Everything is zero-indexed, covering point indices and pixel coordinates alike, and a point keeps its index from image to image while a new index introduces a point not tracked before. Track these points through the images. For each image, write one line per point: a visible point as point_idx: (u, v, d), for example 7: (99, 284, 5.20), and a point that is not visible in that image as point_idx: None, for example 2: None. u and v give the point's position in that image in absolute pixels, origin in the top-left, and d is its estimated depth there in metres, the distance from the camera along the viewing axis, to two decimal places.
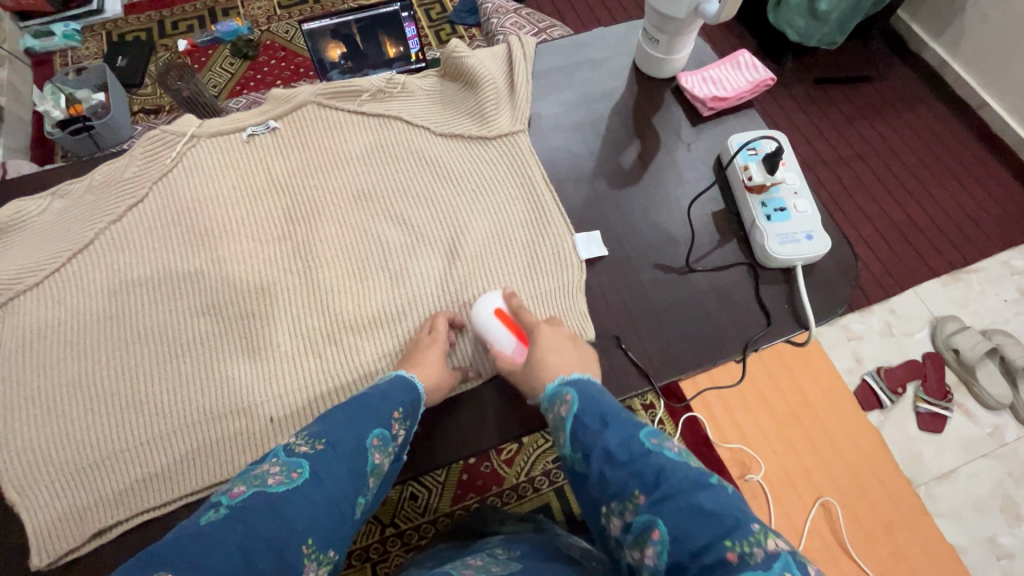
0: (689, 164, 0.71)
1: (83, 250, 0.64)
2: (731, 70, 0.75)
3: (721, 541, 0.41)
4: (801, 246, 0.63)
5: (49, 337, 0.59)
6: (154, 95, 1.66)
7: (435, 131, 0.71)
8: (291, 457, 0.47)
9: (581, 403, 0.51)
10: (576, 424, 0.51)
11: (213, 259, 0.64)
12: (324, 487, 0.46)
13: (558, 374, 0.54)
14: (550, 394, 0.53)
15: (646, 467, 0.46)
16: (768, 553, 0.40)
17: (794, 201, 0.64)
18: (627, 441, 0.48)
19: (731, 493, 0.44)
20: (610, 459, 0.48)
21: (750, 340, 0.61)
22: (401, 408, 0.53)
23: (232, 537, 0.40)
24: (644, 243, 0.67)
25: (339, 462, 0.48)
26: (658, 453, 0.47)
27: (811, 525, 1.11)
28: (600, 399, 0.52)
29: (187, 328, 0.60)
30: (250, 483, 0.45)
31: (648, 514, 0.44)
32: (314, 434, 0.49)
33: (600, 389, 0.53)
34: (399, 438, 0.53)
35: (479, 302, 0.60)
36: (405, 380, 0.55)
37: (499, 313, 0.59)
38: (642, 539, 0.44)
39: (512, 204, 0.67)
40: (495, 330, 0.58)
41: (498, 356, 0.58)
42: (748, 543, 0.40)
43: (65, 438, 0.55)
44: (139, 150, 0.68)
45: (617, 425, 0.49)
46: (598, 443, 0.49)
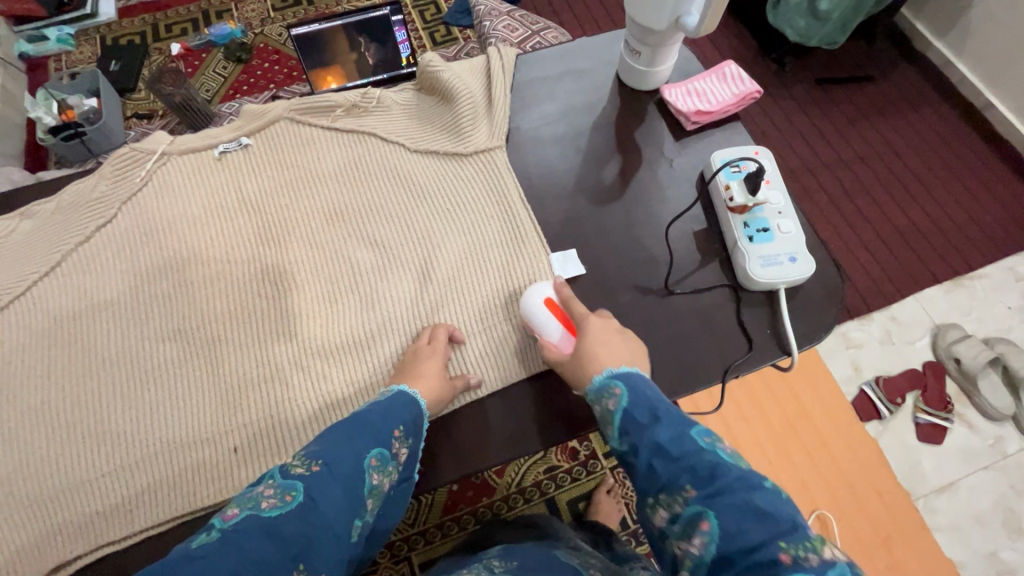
0: (672, 181, 0.69)
1: (49, 273, 0.62)
2: (716, 81, 0.73)
3: (774, 540, 0.39)
4: (784, 269, 0.60)
5: (14, 364, 0.58)
6: (147, 99, 1.65)
7: (410, 147, 0.70)
8: (286, 478, 0.46)
9: (631, 398, 0.50)
10: (627, 416, 0.49)
11: (181, 281, 0.62)
12: (318, 509, 0.44)
13: (607, 366, 0.53)
14: (600, 383, 0.52)
15: (701, 462, 0.44)
16: (824, 560, 0.38)
17: (777, 221, 0.62)
18: (679, 437, 0.47)
19: (782, 498, 0.43)
20: (661, 452, 0.46)
21: (733, 364, 0.60)
22: (403, 426, 0.52)
23: (223, 562, 0.39)
24: (622, 264, 0.64)
25: (336, 481, 0.46)
26: (710, 451, 0.45)
27: None
28: (650, 393, 0.51)
29: (152, 353, 0.59)
30: (244, 506, 0.44)
31: (699, 505, 0.43)
32: (311, 455, 0.47)
33: (650, 384, 0.52)
34: (400, 457, 0.52)
35: (529, 290, 0.59)
36: (406, 396, 0.53)
37: (549, 303, 0.58)
38: (689, 529, 0.43)
39: (486, 224, 0.65)
40: (542, 319, 0.57)
41: (545, 347, 0.57)
42: (800, 547, 0.39)
43: (25, 468, 0.54)
44: (108, 169, 0.67)
45: (669, 420, 0.48)
46: (648, 438, 0.47)
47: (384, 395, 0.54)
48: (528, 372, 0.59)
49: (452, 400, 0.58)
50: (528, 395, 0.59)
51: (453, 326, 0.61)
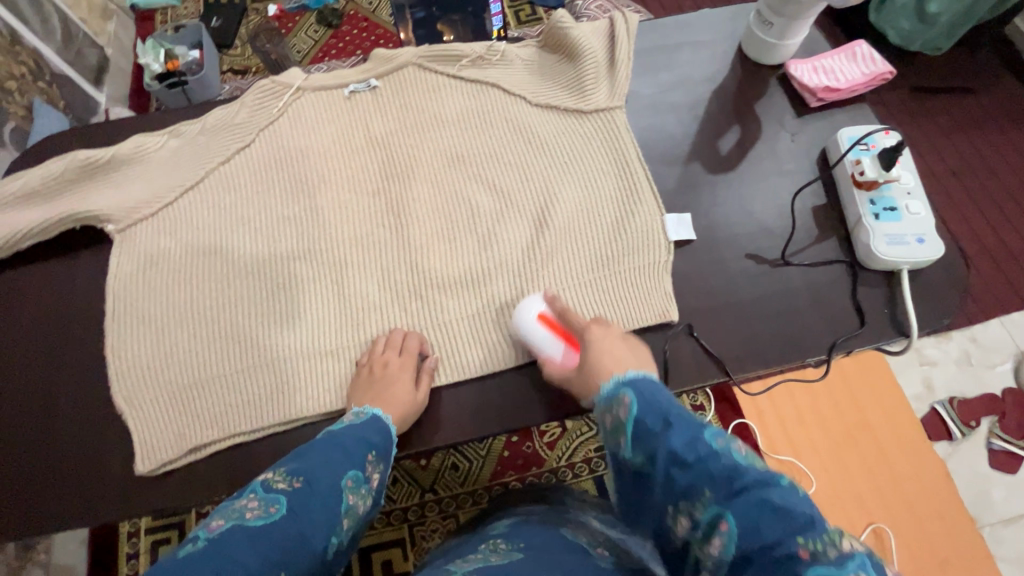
0: (791, 156, 0.68)
1: (194, 186, 0.67)
2: (845, 61, 0.71)
3: (792, 537, 0.37)
4: (910, 250, 0.59)
5: (161, 265, 0.63)
6: (242, 56, 1.73)
7: (532, 101, 0.71)
8: (269, 492, 0.46)
9: (640, 404, 0.47)
10: (638, 426, 0.46)
11: (311, 206, 0.66)
12: (300, 524, 0.45)
13: (613, 374, 0.51)
14: (607, 394, 0.50)
15: (717, 466, 0.42)
16: (842, 553, 0.36)
17: (906, 201, 0.60)
18: (692, 441, 0.44)
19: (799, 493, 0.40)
20: (676, 460, 0.43)
21: (839, 341, 0.59)
22: (375, 451, 0.52)
23: (216, 564, 0.39)
24: (736, 231, 0.65)
25: (317, 499, 0.47)
26: (726, 453, 0.43)
27: None
28: (662, 397, 0.48)
29: (284, 269, 0.63)
30: (228, 517, 0.43)
31: (717, 508, 0.40)
32: (292, 471, 0.48)
33: (661, 388, 0.49)
34: (373, 481, 0.52)
35: (520, 306, 0.58)
36: (378, 422, 0.53)
37: (542, 316, 0.57)
38: (708, 533, 0.40)
39: (603, 179, 0.66)
40: (540, 336, 0.57)
41: (547, 364, 0.56)
42: (820, 542, 0.36)
43: (170, 358, 0.59)
44: (250, 98, 0.71)
45: (681, 425, 0.45)
46: (660, 444, 0.45)
47: (356, 417, 0.54)
48: (631, 326, 0.60)
49: (415, 414, 0.57)
50: None
51: (563, 274, 0.62)
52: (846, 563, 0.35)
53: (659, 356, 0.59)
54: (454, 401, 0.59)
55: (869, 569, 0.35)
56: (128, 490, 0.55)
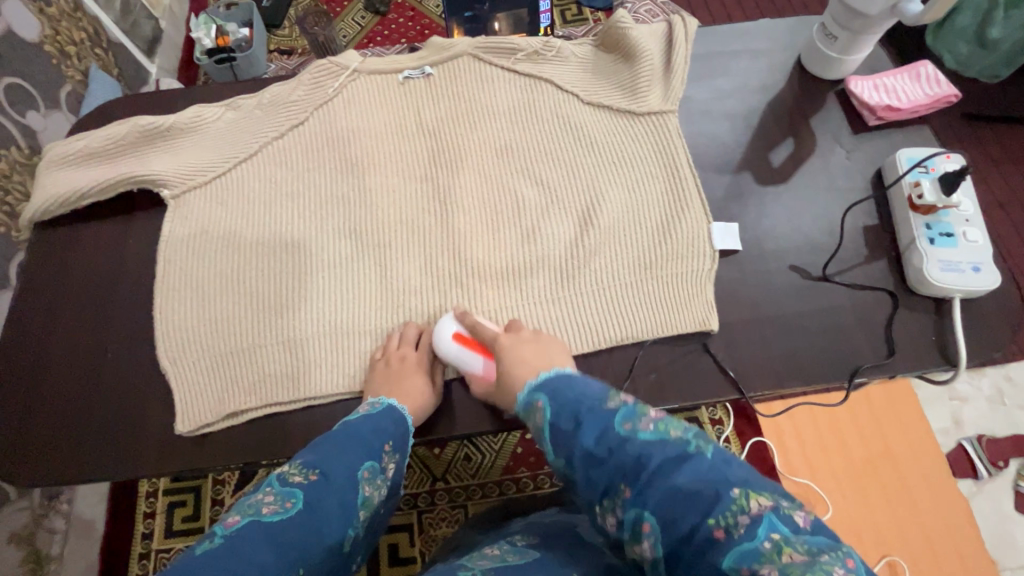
0: (845, 172, 0.67)
1: (248, 159, 0.69)
2: (908, 80, 0.70)
3: (706, 520, 0.37)
4: (965, 278, 0.57)
5: (211, 233, 0.65)
6: (289, 37, 1.76)
7: (584, 99, 0.71)
8: (285, 486, 0.46)
9: (552, 406, 0.48)
10: (554, 429, 0.47)
11: (359, 187, 0.67)
12: (315, 518, 0.45)
13: (528, 380, 0.52)
14: (525, 402, 0.51)
15: (625, 457, 0.42)
16: (752, 519, 0.36)
17: (964, 228, 0.59)
18: (603, 433, 0.44)
19: (713, 459, 0.40)
20: (590, 459, 0.44)
21: (863, 367, 0.58)
22: (391, 442, 0.54)
23: (233, 562, 0.39)
24: (783, 245, 0.64)
25: (332, 492, 0.47)
26: (632, 439, 0.43)
27: None
28: (570, 394, 0.48)
29: (329, 246, 0.64)
30: (244, 512, 0.44)
31: (635, 508, 0.40)
32: (307, 464, 0.48)
33: (573, 381, 0.50)
34: (387, 472, 0.53)
35: (435, 329, 0.59)
36: (394, 412, 0.55)
37: (457, 336, 0.58)
38: (636, 533, 0.40)
39: (651, 182, 0.66)
40: (456, 354, 0.58)
41: (472, 378, 0.57)
42: (728, 515, 0.36)
43: (214, 324, 0.61)
44: (307, 77, 0.72)
45: (591, 421, 0.45)
46: (575, 447, 0.45)
47: (373, 408, 0.55)
48: (669, 331, 0.59)
49: (431, 410, 0.58)
50: (671, 353, 0.59)
51: (604, 274, 0.62)
52: (757, 531, 0.35)
53: (695, 364, 0.59)
54: (486, 390, 0.59)
55: (778, 528, 0.35)
56: (166, 448, 0.57)
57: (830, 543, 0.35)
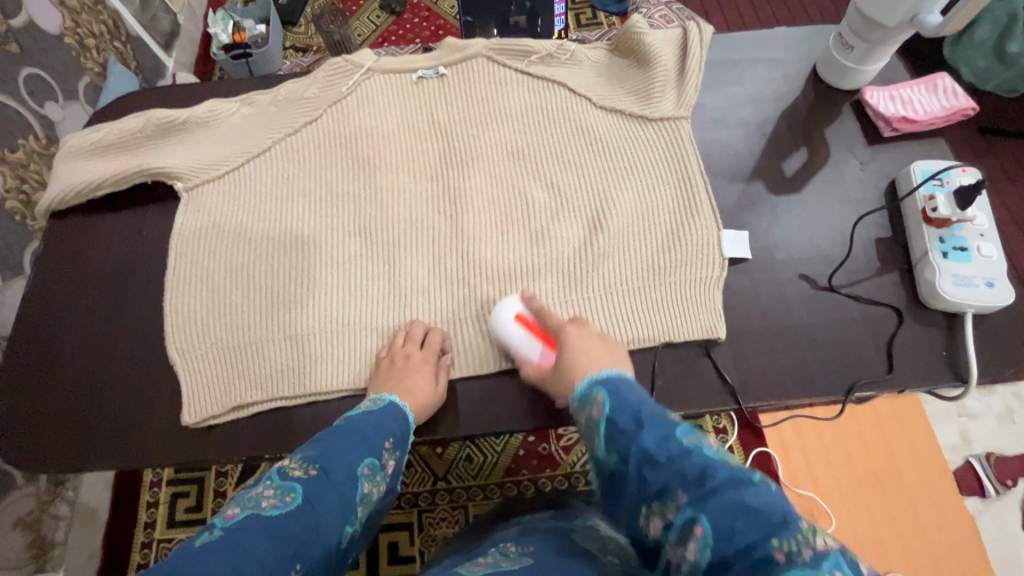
0: (858, 183, 0.66)
1: (261, 154, 0.69)
2: (924, 92, 0.69)
3: (768, 540, 0.34)
4: (979, 293, 0.57)
5: (223, 226, 0.65)
6: (304, 34, 1.77)
7: (597, 103, 0.71)
8: (285, 480, 0.46)
9: (611, 403, 0.47)
10: (609, 425, 0.45)
11: (370, 184, 0.67)
12: (315, 513, 0.45)
13: (587, 373, 0.51)
14: (582, 393, 0.50)
15: (689, 464, 0.40)
16: (817, 552, 0.33)
17: (978, 242, 0.58)
18: (665, 439, 0.42)
19: (778, 492, 0.37)
20: (646, 459, 0.41)
21: (866, 380, 0.57)
22: (392, 438, 0.54)
23: (232, 556, 0.39)
24: (794, 254, 0.63)
25: (333, 487, 0.47)
26: (696, 450, 0.40)
27: None
28: (630, 397, 0.47)
29: (339, 243, 0.64)
30: (244, 506, 0.44)
31: (690, 512, 0.38)
32: (307, 459, 0.48)
33: (634, 388, 0.48)
34: (387, 469, 0.53)
35: (497, 306, 0.59)
36: (396, 408, 0.55)
37: (519, 317, 0.58)
38: (682, 537, 0.38)
39: (662, 188, 0.65)
40: (516, 336, 0.57)
41: (524, 364, 0.57)
42: (793, 542, 0.34)
43: (223, 317, 0.61)
44: (321, 74, 0.73)
45: (652, 424, 0.43)
46: (632, 443, 0.43)
47: (374, 404, 0.55)
48: (677, 339, 0.59)
49: (437, 408, 0.58)
50: (677, 360, 0.59)
51: (612, 279, 0.61)
52: (822, 563, 0.33)
53: (702, 372, 0.58)
54: (490, 393, 0.59)
55: (843, 568, 0.33)
56: (172, 438, 0.57)
57: None
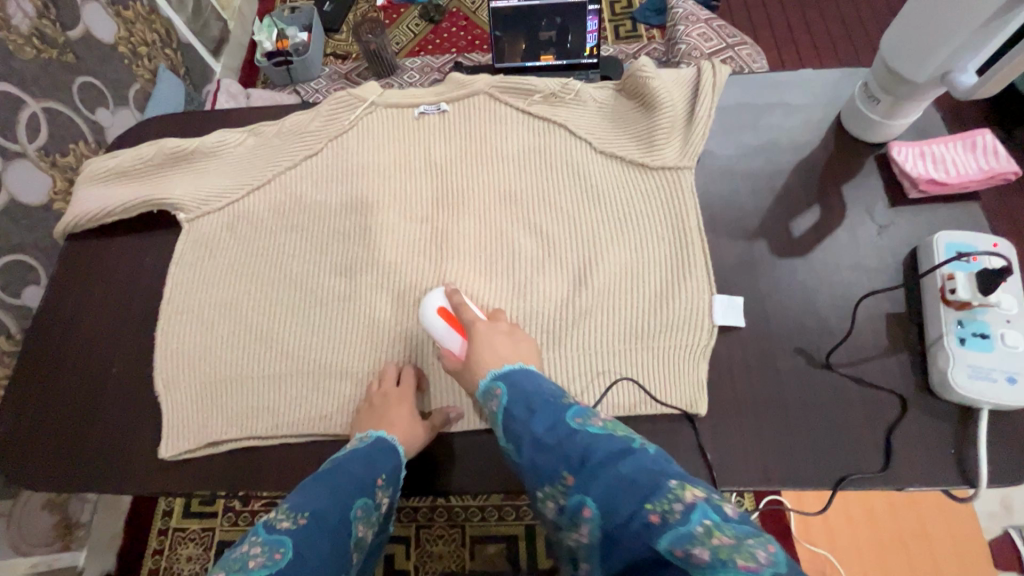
0: (874, 249, 0.61)
1: (259, 187, 0.71)
2: (961, 150, 0.62)
3: (643, 507, 0.38)
4: (995, 389, 0.51)
5: (216, 258, 0.67)
6: (345, 42, 1.81)
7: (597, 148, 0.69)
8: (272, 534, 0.45)
9: (509, 394, 0.50)
10: (507, 416, 0.49)
11: (359, 224, 0.67)
12: (306, 563, 0.44)
13: (489, 368, 0.53)
14: (483, 389, 0.52)
15: (572, 447, 0.44)
16: (687, 507, 0.37)
17: (1002, 330, 0.52)
18: (554, 424, 0.47)
19: (650, 456, 0.42)
20: (538, 446, 0.46)
21: (854, 474, 0.53)
22: (383, 475, 0.53)
23: None
24: (791, 325, 0.59)
25: (323, 535, 0.47)
26: (580, 431, 0.46)
27: None
28: (528, 385, 0.50)
29: (324, 283, 0.65)
30: (230, 568, 0.42)
31: (580, 494, 0.42)
32: (295, 509, 0.48)
33: (532, 375, 0.52)
34: (381, 506, 0.53)
35: (423, 298, 0.58)
36: (385, 442, 0.54)
37: (441, 310, 0.57)
38: (577, 520, 0.42)
39: (655, 244, 0.62)
40: (437, 328, 0.56)
41: (446, 356, 0.56)
42: (665, 502, 0.38)
43: (209, 351, 0.63)
44: (325, 107, 0.74)
45: (545, 410, 0.48)
46: (525, 431, 0.47)
47: (361, 442, 0.55)
48: (653, 409, 0.56)
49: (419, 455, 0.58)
50: (651, 432, 0.56)
51: (591, 339, 0.59)
52: (690, 517, 0.36)
53: (679, 449, 0.55)
54: (458, 447, 0.59)
55: (710, 517, 0.36)
56: (152, 467, 0.59)
57: (755, 533, 0.35)
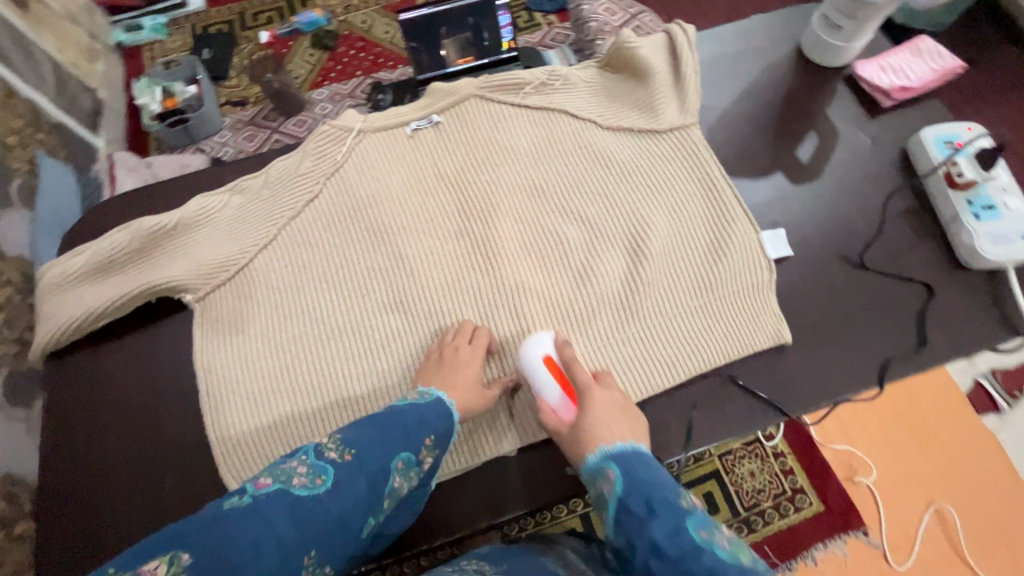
0: (873, 158, 0.67)
1: (267, 245, 0.64)
2: (911, 57, 0.71)
3: None
4: (1016, 247, 0.58)
5: (247, 332, 0.61)
6: (239, 86, 1.44)
7: (603, 124, 0.70)
8: (318, 460, 0.44)
9: (624, 484, 0.47)
10: (622, 508, 0.46)
11: (394, 255, 0.63)
12: (342, 501, 0.43)
13: (600, 445, 0.50)
14: (594, 467, 0.49)
15: (698, 568, 0.42)
16: None
17: (1004, 198, 0.60)
18: (676, 532, 0.44)
19: None
20: (658, 555, 0.43)
21: (932, 354, 0.58)
22: (433, 434, 0.50)
23: (235, 530, 0.37)
24: (832, 241, 0.64)
25: (362, 475, 0.44)
26: (707, 550, 0.43)
27: (926, 535, 0.92)
28: (643, 477, 0.47)
29: (378, 324, 0.61)
30: (276, 477, 0.42)
31: None
32: (345, 441, 0.46)
33: (645, 462, 0.49)
34: (425, 465, 0.50)
35: (527, 345, 0.56)
36: (442, 405, 0.52)
37: (548, 360, 0.55)
38: None
39: (690, 200, 0.65)
40: (542, 381, 0.54)
41: (545, 412, 0.53)
42: None
43: (276, 433, 0.56)
44: (311, 145, 0.68)
45: (665, 513, 0.45)
46: (644, 535, 0.45)
47: (421, 396, 0.52)
48: (745, 351, 0.58)
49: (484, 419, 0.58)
50: (749, 373, 0.59)
51: (667, 304, 0.60)
52: None
53: (779, 380, 0.58)
54: None
55: None
56: None
57: None
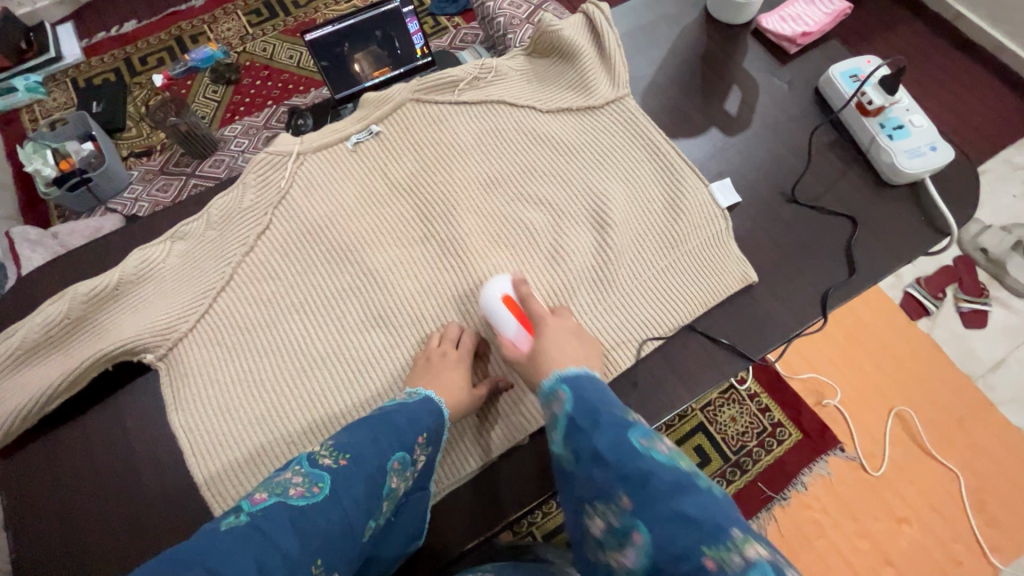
0: (791, 101, 0.73)
1: (225, 287, 0.61)
2: (805, 6, 0.77)
3: (700, 549, 0.37)
4: (929, 159, 0.64)
5: (223, 380, 0.57)
6: (141, 135, 1.34)
7: (543, 108, 0.71)
8: (314, 468, 0.44)
9: (574, 403, 0.48)
10: (569, 424, 0.47)
11: (363, 271, 0.62)
12: (343, 507, 0.42)
13: (554, 371, 0.51)
14: (548, 390, 0.50)
15: (632, 467, 0.42)
16: (746, 560, 0.36)
17: (909, 117, 0.66)
18: (617, 441, 0.44)
19: (718, 500, 0.40)
20: (597, 458, 0.44)
21: (879, 266, 0.63)
22: (426, 433, 0.50)
23: (238, 549, 0.36)
24: (773, 182, 0.68)
25: (360, 478, 0.44)
26: (647, 454, 0.43)
27: (892, 437, 1.01)
28: (594, 397, 0.48)
29: (361, 343, 0.59)
30: (271, 491, 0.42)
31: (632, 518, 0.40)
32: (338, 447, 0.46)
33: (596, 387, 0.49)
34: (419, 464, 0.50)
35: (487, 288, 0.57)
36: (430, 404, 0.52)
37: (505, 299, 0.56)
38: (622, 543, 0.41)
39: (640, 167, 0.67)
40: (502, 318, 0.55)
41: (503, 341, 0.55)
42: (725, 550, 0.37)
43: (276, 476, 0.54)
44: (250, 177, 0.65)
45: (608, 424, 0.45)
46: (586, 442, 0.45)
47: (410, 397, 0.52)
48: (720, 297, 0.61)
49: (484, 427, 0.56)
50: (726, 318, 0.62)
51: (639, 267, 0.62)
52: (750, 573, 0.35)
53: (755, 318, 0.61)
54: None
55: None
56: None
57: None
